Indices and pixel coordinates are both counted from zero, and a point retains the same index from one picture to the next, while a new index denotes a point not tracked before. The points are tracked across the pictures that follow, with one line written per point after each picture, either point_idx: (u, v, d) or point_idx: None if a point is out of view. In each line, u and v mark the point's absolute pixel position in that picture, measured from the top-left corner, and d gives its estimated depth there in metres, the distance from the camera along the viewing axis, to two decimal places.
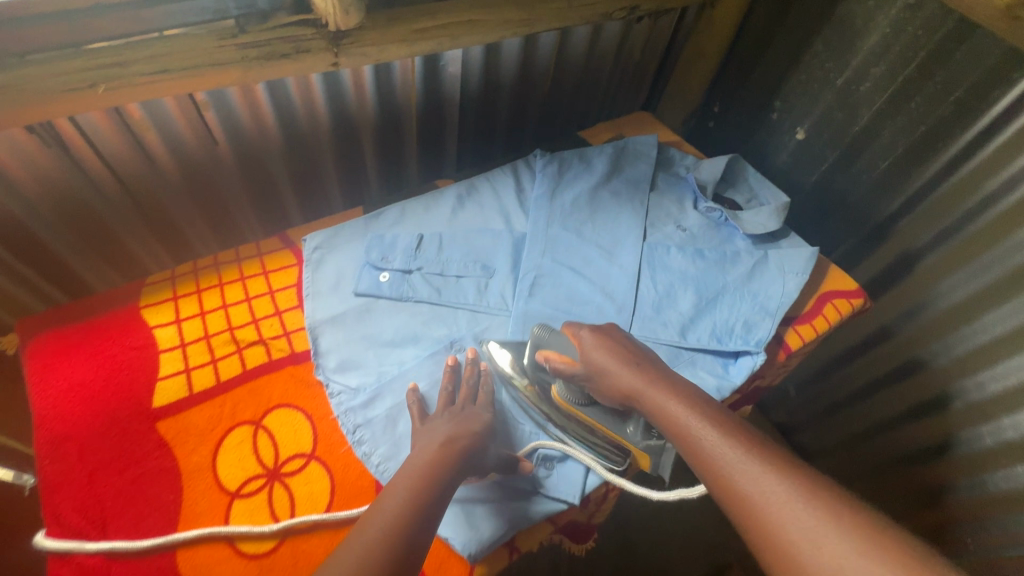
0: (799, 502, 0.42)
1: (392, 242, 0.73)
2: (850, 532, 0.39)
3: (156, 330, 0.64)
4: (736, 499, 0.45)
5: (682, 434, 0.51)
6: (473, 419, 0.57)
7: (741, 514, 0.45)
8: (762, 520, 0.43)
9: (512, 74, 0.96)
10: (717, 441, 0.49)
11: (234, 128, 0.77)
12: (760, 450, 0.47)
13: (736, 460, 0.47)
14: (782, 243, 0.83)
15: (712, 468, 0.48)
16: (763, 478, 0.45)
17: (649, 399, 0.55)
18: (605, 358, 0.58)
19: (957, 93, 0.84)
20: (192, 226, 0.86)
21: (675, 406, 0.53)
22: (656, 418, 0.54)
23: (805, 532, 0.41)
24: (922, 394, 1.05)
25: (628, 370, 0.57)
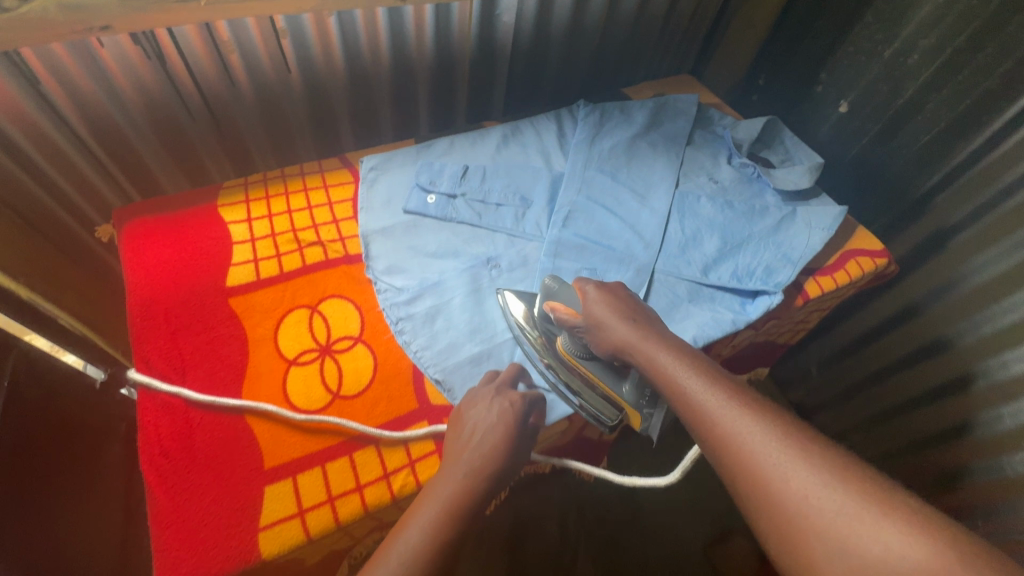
0: (771, 440, 0.45)
1: (440, 169, 0.79)
2: (818, 467, 0.43)
3: (230, 225, 0.72)
4: (716, 439, 0.48)
5: (670, 382, 0.54)
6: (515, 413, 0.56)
7: (720, 451, 0.47)
8: (739, 455, 0.46)
9: (564, 29, 1.00)
10: (702, 388, 0.52)
11: (307, 59, 0.85)
12: (741, 396, 0.50)
13: (718, 404, 0.50)
14: (811, 201, 0.86)
15: (698, 413, 0.51)
16: (742, 419, 0.48)
17: (641, 351, 0.58)
18: (606, 314, 0.61)
19: (1006, 65, 0.84)
20: (259, 149, 0.95)
21: (665, 358, 0.56)
22: (647, 368, 0.57)
23: (776, 466, 0.43)
24: (944, 374, 1.05)
25: (626, 325, 0.59)
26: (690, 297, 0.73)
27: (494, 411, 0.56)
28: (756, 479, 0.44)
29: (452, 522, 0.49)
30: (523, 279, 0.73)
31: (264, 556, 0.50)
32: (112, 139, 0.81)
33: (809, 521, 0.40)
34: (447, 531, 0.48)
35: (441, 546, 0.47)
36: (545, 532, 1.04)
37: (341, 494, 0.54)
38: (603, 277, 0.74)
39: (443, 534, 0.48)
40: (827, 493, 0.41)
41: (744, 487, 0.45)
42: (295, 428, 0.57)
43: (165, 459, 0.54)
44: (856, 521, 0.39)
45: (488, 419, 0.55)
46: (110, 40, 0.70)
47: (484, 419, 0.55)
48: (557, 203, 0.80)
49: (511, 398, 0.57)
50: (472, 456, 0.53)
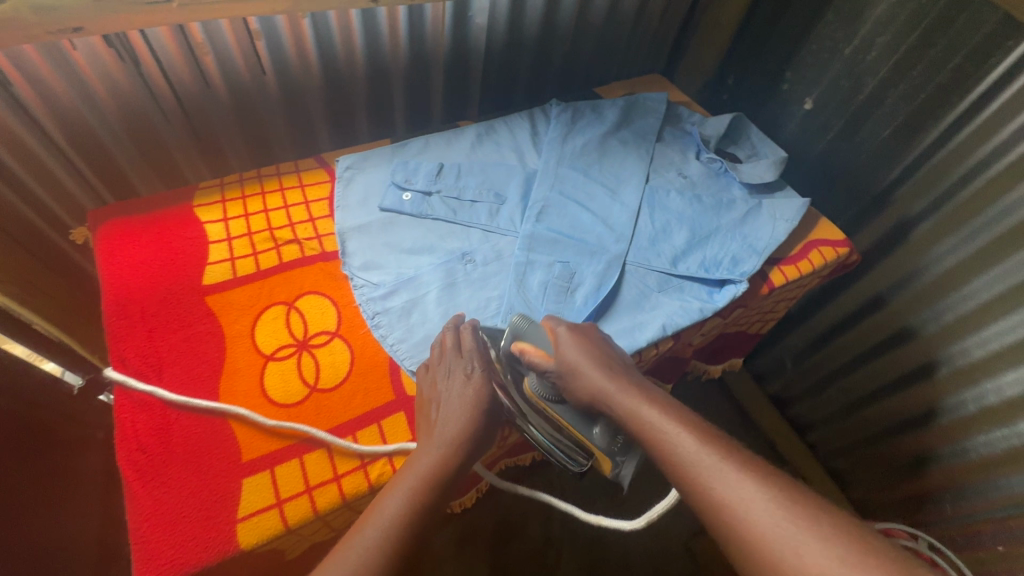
0: (775, 510, 0.44)
1: (415, 167, 0.81)
2: (808, 525, 0.42)
3: (206, 225, 0.73)
4: (715, 507, 0.46)
5: (648, 435, 0.52)
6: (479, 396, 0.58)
7: (708, 511, 0.46)
8: (729, 516, 0.45)
9: (535, 29, 1.02)
10: (694, 449, 0.49)
11: (282, 61, 0.86)
12: (735, 456, 0.48)
13: (713, 467, 0.47)
14: (776, 193, 0.89)
15: (692, 476, 0.48)
16: (727, 477, 0.47)
17: (615, 401, 0.55)
18: (580, 360, 0.58)
19: (955, 60, 0.88)
20: (236, 152, 0.95)
21: (640, 408, 0.54)
22: (622, 419, 0.55)
23: (788, 540, 0.42)
24: (910, 362, 1.10)
25: (602, 374, 0.57)
26: (660, 288, 0.76)
27: (453, 388, 0.58)
28: (750, 542, 0.43)
29: (426, 493, 0.52)
30: (498, 273, 0.74)
31: (243, 546, 0.51)
32: (86, 142, 0.81)
33: None
34: (422, 505, 0.51)
35: (412, 520, 0.50)
36: (529, 529, 1.05)
37: (319, 484, 0.55)
38: (576, 269, 0.76)
39: (415, 503, 0.51)
40: (818, 549, 0.41)
41: (737, 548, 0.44)
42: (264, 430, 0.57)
43: (143, 454, 0.54)
44: None
45: (450, 394, 0.58)
46: (83, 42, 0.71)
47: (445, 393, 0.58)
48: (530, 198, 0.82)
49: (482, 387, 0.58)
50: (439, 428, 0.56)
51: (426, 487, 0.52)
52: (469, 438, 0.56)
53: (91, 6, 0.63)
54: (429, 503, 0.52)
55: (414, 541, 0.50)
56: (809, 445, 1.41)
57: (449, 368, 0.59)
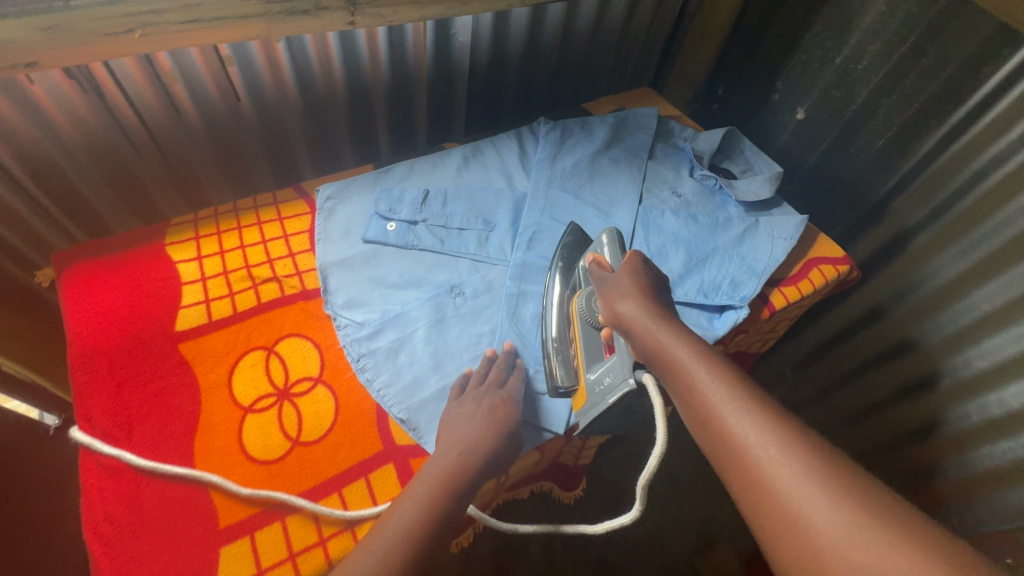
0: (773, 445, 0.43)
1: (399, 195, 0.78)
2: (822, 482, 0.40)
3: (179, 265, 0.69)
4: (716, 431, 0.47)
5: (674, 367, 0.52)
6: (495, 406, 0.58)
7: (719, 449, 0.46)
8: (738, 457, 0.44)
9: (520, 45, 0.99)
10: (707, 378, 0.50)
11: (256, 86, 0.82)
12: (745, 391, 0.48)
13: (719, 397, 0.48)
14: (773, 210, 0.86)
15: (698, 401, 0.49)
16: (745, 420, 0.46)
17: (642, 330, 0.56)
18: (627, 283, 0.60)
19: (949, 69, 0.86)
20: (213, 182, 0.91)
21: (670, 339, 0.54)
22: (648, 349, 0.55)
23: (778, 472, 0.42)
24: (912, 373, 1.08)
25: (640, 298, 0.58)
26: None
27: (483, 406, 0.58)
28: (751, 483, 0.43)
29: (445, 496, 0.51)
30: (489, 306, 0.71)
31: None
32: (52, 180, 0.77)
33: (805, 535, 0.39)
34: (440, 503, 0.51)
35: (429, 522, 0.49)
36: (532, 559, 1.02)
37: (303, 550, 0.51)
38: None
39: (431, 505, 0.50)
40: (824, 508, 0.39)
41: (739, 489, 0.44)
42: (237, 496, 0.53)
43: (110, 526, 0.50)
44: (861, 544, 0.37)
45: (478, 411, 0.58)
46: (41, 78, 0.67)
47: (474, 412, 0.58)
48: (520, 223, 0.80)
49: (500, 398, 0.59)
50: (452, 448, 0.55)
51: (442, 495, 0.51)
52: (487, 467, 0.54)
53: (41, 38, 0.59)
54: (446, 509, 0.51)
55: (419, 555, 0.47)
56: None
57: (485, 390, 0.60)
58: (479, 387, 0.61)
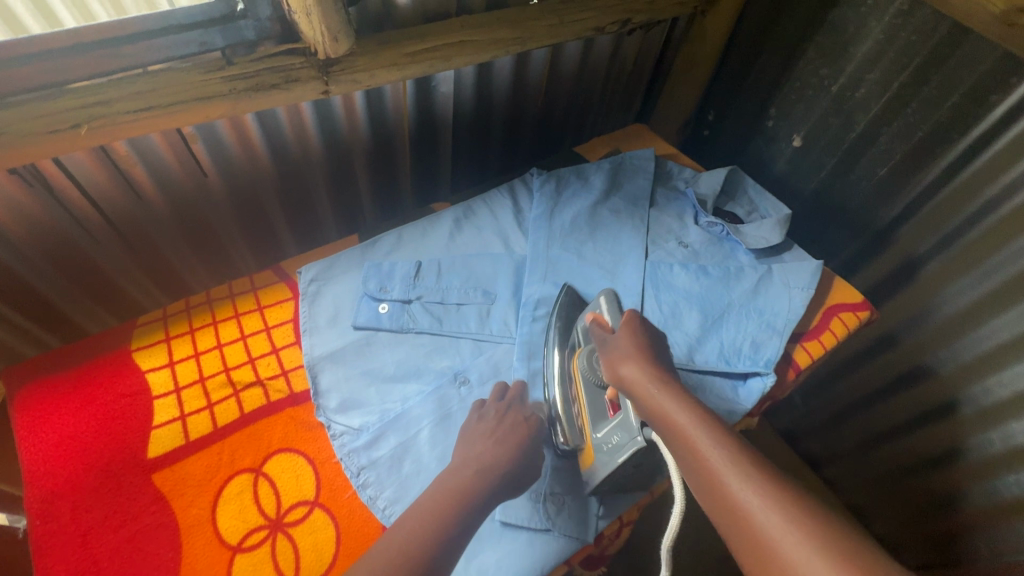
0: (788, 527, 0.40)
1: (390, 271, 0.72)
2: (836, 559, 0.38)
3: (148, 374, 0.62)
4: (725, 509, 0.44)
5: (675, 431, 0.51)
6: (515, 423, 0.59)
7: (724, 516, 0.44)
8: (744, 525, 0.43)
9: (505, 92, 0.94)
10: (711, 448, 0.48)
11: (224, 159, 0.75)
12: (755, 465, 0.46)
13: (727, 470, 0.46)
14: (785, 255, 0.82)
15: (704, 473, 0.47)
16: (751, 487, 0.44)
17: (645, 396, 0.54)
18: (627, 344, 0.59)
19: (953, 98, 0.83)
20: (183, 260, 0.84)
21: (671, 401, 0.52)
22: (649, 411, 0.54)
23: (797, 559, 0.39)
24: (930, 401, 1.05)
25: (640, 360, 0.57)
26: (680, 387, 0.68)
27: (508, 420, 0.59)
28: (759, 554, 0.41)
29: (434, 529, 0.48)
30: None
31: None
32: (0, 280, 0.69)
33: None
34: (426, 537, 0.48)
35: None
36: None
37: None
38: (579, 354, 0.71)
39: (418, 539, 0.47)
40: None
41: (747, 559, 0.42)
42: None
43: None
44: None
45: (496, 426, 0.58)
46: None
47: (493, 429, 0.58)
48: (522, 290, 0.74)
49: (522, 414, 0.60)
50: (466, 465, 0.55)
51: (453, 507, 0.51)
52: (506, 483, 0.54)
53: None
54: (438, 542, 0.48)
55: None
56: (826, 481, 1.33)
57: (503, 407, 0.60)
58: (496, 403, 0.61)
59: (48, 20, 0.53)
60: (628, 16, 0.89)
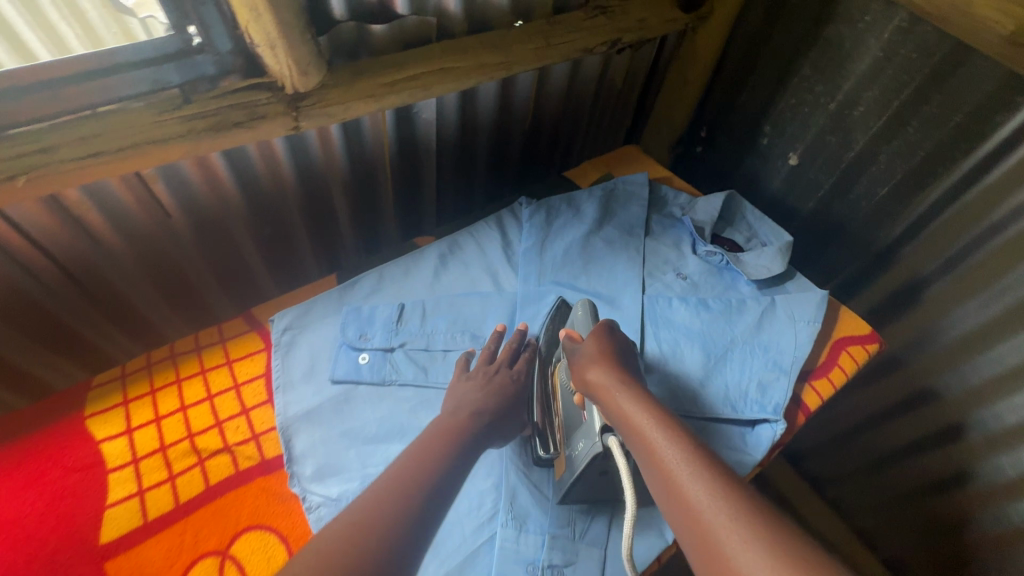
0: (733, 524, 0.40)
1: (370, 316, 0.67)
2: (777, 555, 0.37)
3: (103, 444, 0.56)
4: (676, 506, 0.44)
5: (635, 433, 0.51)
6: (500, 383, 0.61)
7: (677, 517, 0.44)
8: (695, 525, 0.42)
9: (490, 116, 0.89)
10: (667, 448, 0.48)
11: (189, 197, 0.70)
12: (708, 464, 0.45)
13: (680, 468, 0.45)
14: (788, 284, 0.78)
15: (659, 471, 0.47)
16: (701, 484, 0.44)
17: (608, 399, 0.54)
18: (594, 349, 0.59)
19: (957, 117, 0.80)
20: (150, 304, 0.78)
21: (632, 404, 0.52)
22: (612, 414, 0.54)
23: (739, 553, 0.38)
24: (936, 424, 1.01)
25: (605, 364, 0.57)
26: None
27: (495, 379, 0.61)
28: (708, 553, 0.40)
29: (420, 478, 0.48)
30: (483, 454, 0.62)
31: None
32: None
33: None
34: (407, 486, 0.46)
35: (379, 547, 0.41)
36: None
37: None
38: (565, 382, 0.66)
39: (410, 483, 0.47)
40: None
41: (697, 560, 0.41)
42: None
43: None
44: None
45: (482, 385, 0.60)
46: None
47: (483, 386, 0.60)
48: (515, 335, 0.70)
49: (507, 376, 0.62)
50: (462, 410, 0.57)
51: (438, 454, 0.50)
52: (491, 424, 0.57)
53: None
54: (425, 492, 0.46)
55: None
56: (831, 503, 1.27)
57: (493, 368, 0.63)
58: (488, 364, 0.63)
59: (20, 53, 0.49)
60: (618, 35, 0.85)
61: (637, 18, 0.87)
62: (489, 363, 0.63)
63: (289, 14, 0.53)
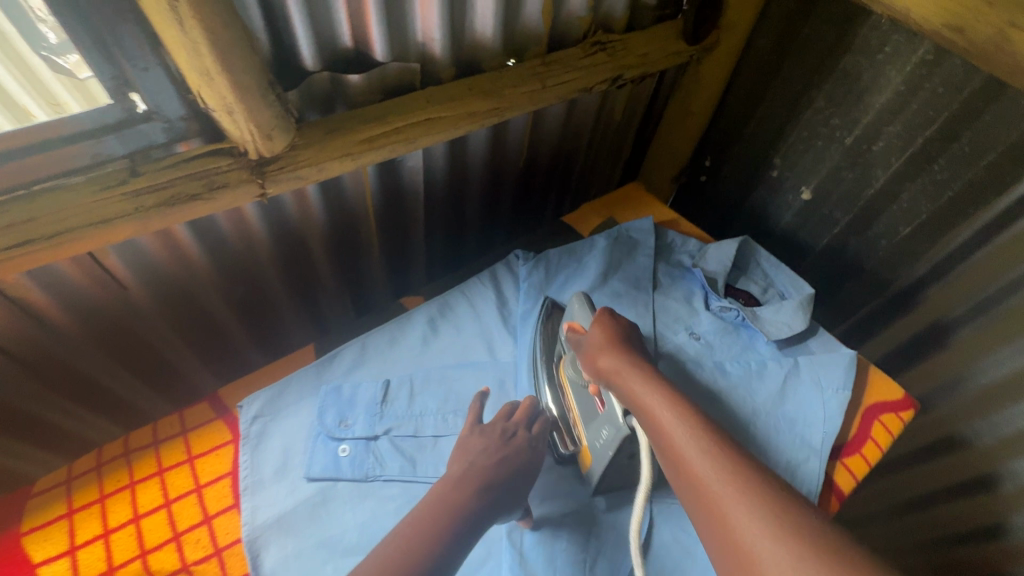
0: (741, 500, 0.40)
1: (352, 397, 0.60)
2: (785, 530, 0.37)
3: (44, 567, 0.53)
4: (688, 486, 0.44)
5: (645, 414, 0.51)
6: (516, 449, 0.54)
7: (688, 495, 0.44)
8: (704, 499, 0.42)
9: (481, 159, 0.83)
10: (679, 429, 0.48)
11: (146, 266, 0.63)
12: (718, 444, 0.45)
13: (690, 449, 0.46)
14: (812, 342, 0.71)
15: (671, 453, 0.47)
16: (711, 464, 0.44)
17: (620, 384, 0.55)
18: (601, 337, 0.59)
19: (988, 157, 0.74)
20: (112, 375, 0.71)
21: (643, 388, 0.53)
22: (623, 399, 0.54)
23: (749, 530, 0.38)
24: (965, 473, 0.94)
25: (615, 351, 0.57)
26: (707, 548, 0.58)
27: (511, 445, 0.55)
28: (718, 528, 0.40)
29: (429, 531, 0.46)
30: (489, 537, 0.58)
31: None
32: None
33: None
34: (412, 546, 0.44)
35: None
36: None
37: None
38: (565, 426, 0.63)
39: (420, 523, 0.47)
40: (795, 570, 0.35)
41: (707, 536, 0.41)
42: None
43: None
44: None
45: (497, 447, 0.54)
46: None
47: (497, 446, 0.54)
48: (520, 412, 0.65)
49: (526, 439, 0.56)
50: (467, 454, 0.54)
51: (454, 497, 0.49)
52: (505, 489, 0.51)
53: None
54: (433, 551, 0.44)
55: None
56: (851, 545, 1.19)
57: (511, 426, 0.56)
58: (506, 420, 0.57)
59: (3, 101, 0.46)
60: (619, 72, 0.79)
61: (639, 54, 0.81)
62: (505, 424, 0.57)
63: (248, 77, 0.46)
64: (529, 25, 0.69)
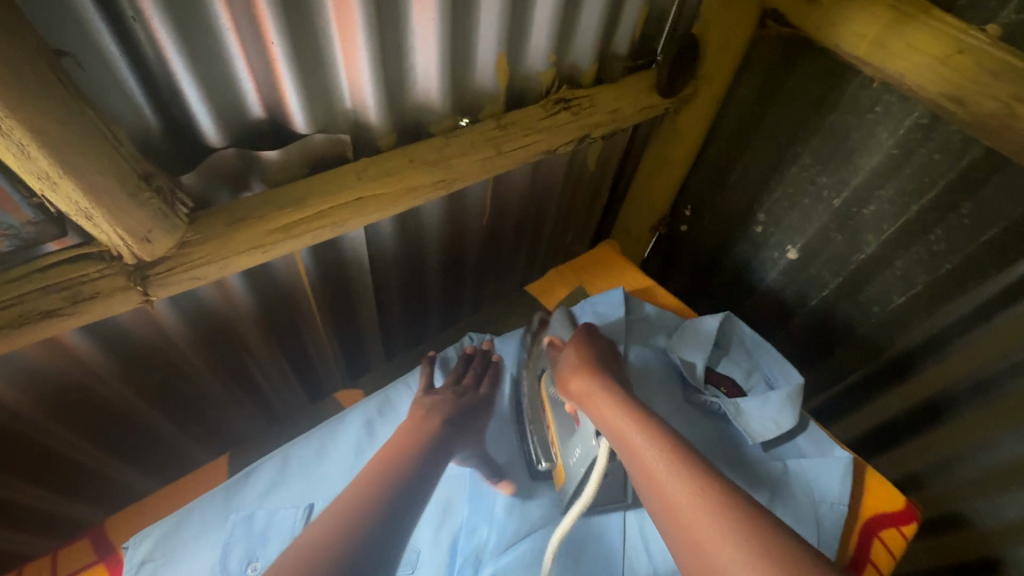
0: (717, 518, 0.38)
1: (265, 529, 0.53)
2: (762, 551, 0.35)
3: None
4: (661, 507, 0.41)
5: (616, 433, 0.48)
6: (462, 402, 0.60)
7: (660, 513, 0.41)
8: (684, 531, 0.39)
9: (435, 227, 0.74)
10: (651, 446, 0.45)
11: (31, 376, 0.53)
12: (692, 460, 0.43)
13: (663, 465, 0.43)
14: (801, 441, 0.64)
15: (643, 471, 0.44)
16: (685, 483, 0.41)
17: (591, 402, 0.52)
18: (576, 359, 0.58)
19: (991, 232, 0.67)
20: (6, 494, 0.61)
21: (612, 407, 0.50)
22: (595, 418, 0.51)
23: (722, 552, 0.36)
24: (964, 555, 0.87)
25: (590, 369, 0.56)
26: None
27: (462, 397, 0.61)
28: (691, 547, 0.38)
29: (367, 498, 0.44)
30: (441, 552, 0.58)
31: None
32: None
33: None
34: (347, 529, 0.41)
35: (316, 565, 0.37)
36: None
37: None
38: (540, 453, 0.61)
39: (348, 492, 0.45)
40: None
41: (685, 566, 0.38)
42: None
43: None
44: None
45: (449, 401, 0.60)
46: None
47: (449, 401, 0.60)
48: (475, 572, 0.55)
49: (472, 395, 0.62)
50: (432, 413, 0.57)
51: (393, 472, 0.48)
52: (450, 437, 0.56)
53: None
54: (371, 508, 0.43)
55: None
56: None
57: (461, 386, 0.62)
58: (454, 383, 0.63)
59: None
60: (587, 131, 0.71)
61: (610, 110, 0.73)
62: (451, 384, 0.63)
63: (106, 178, 0.38)
64: (481, 84, 0.61)
